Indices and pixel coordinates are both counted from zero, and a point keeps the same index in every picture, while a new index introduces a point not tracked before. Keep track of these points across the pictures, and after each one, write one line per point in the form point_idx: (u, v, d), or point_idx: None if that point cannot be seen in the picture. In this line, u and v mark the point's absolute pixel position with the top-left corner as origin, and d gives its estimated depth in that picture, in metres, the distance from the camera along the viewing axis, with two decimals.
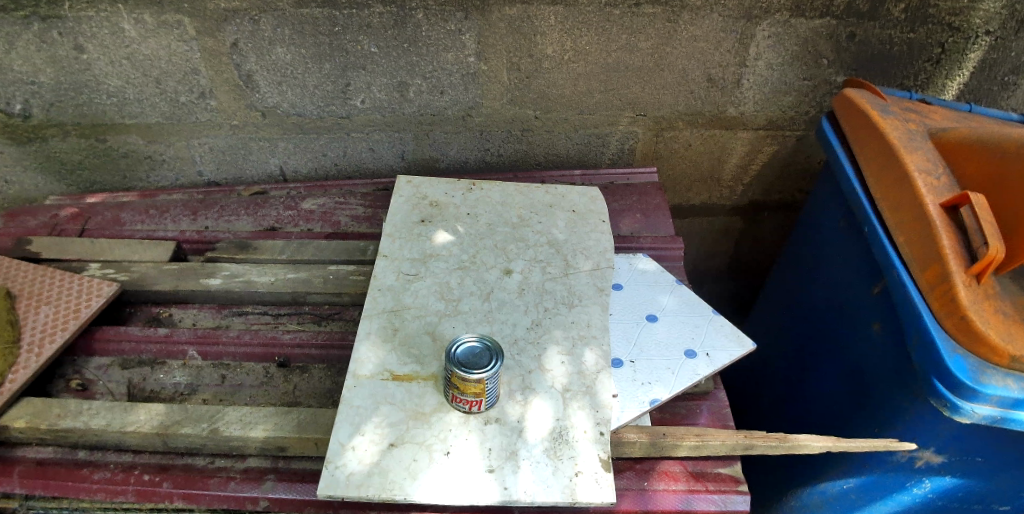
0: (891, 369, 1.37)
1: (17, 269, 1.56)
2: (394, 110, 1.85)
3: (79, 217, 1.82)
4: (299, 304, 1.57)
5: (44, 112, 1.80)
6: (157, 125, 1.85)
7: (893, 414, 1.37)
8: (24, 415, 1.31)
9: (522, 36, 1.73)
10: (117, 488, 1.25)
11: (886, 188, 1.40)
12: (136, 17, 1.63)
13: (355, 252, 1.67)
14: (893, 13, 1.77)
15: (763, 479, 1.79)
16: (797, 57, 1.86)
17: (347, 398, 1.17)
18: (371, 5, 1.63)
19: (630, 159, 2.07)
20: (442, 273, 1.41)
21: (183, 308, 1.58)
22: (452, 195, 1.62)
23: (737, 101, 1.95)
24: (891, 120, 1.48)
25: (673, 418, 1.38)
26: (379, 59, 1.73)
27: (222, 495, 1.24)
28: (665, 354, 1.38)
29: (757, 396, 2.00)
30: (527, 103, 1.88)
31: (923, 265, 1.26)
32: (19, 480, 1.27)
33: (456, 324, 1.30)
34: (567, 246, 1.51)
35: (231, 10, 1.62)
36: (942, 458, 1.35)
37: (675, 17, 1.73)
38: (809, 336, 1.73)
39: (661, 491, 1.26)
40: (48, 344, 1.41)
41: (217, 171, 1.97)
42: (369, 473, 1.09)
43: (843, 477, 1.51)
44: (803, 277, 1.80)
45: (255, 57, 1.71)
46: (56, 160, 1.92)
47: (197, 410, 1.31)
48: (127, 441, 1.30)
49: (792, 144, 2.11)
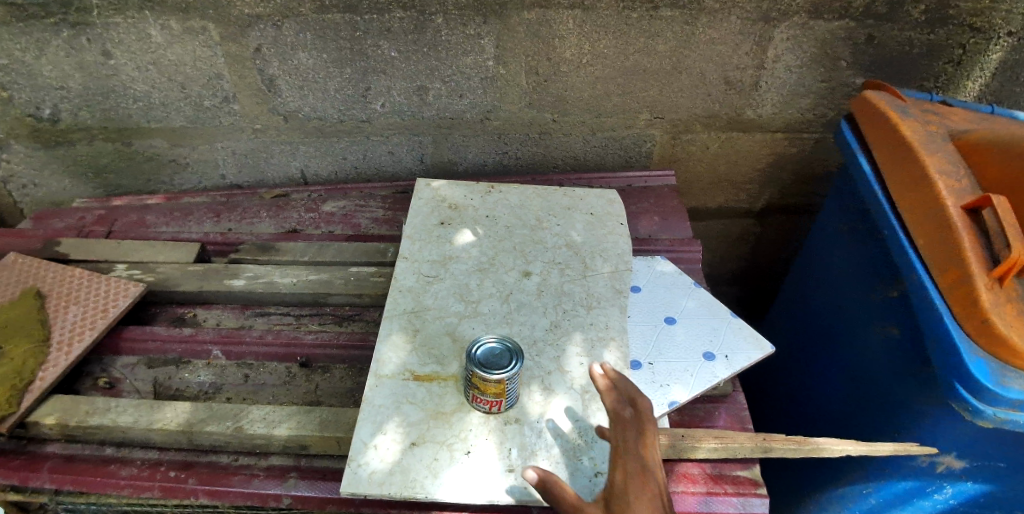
0: (910, 373, 1.37)
1: (46, 269, 1.60)
2: (414, 114, 1.87)
3: (105, 219, 1.87)
4: (320, 305, 1.60)
5: (72, 117, 1.85)
6: (182, 129, 1.88)
7: (914, 416, 1.37)
8: (53, 412, 1.35)
9: (540, 40, 1.74)
10: (144, 484, 1.27)
11: (906, 189, 1.40)
12: (162, 23, 1.66)
13: (375, 254, 1.70)
14: (913, 15, 1.76)
15: (781, 481, 1.79)
16: (816, 60, 1.85)
17: (369, 397, 1.19)
18: (392, 10, 1.65)
19: (648, 162, 2.07)
20: (461, 274, 1.43)
21: (207, 309, 1.61)
22: (470, 197, 1.64)
23: (755, 103, 1.95)
24: (911, 122, 1.48)
25: (692, 421, 1.38)
26: (398, 63, 1.76)
27: (245, 492, 1.26)
28: (684, 356, 1.39)
29: (772, 398, 1.99)
30: (545, 106, 1.89)
31: (944, 267, 1.25)
32: (49, 475, 1.30)
33: (475, 325, 1.32)
34: (585, 249, 1.52)
35: (255, 16, 1.65)
36: (964, 463, 1.34)
37: (693, 20, 1.73)
38: (825, 339, 1.73)
39: (680, 493, 1.26)
40: (76, 342, 1.44)
41: (239, 174, 2.00)
42: (391, 471, 1.10)
43: (863, 481, 1.50)
44: (818, 278, 1.79)
45: (277, 62, 1.74)
46: (83, 164, 1.96)
47: (222, 408, 1.34)
48: (153, 438, 1.33)
49: (811, 147, 2.10)
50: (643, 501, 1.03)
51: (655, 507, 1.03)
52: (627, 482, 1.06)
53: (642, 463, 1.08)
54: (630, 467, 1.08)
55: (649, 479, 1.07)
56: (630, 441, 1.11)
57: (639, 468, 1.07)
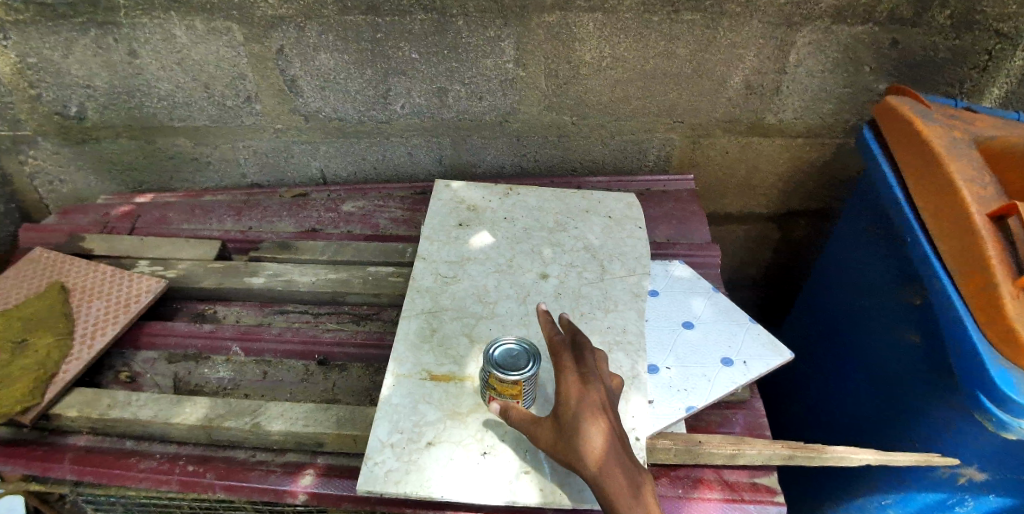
0: (933, 382, 1.35)
1: (71, 264, 1.63)
2: (433, 115, 1.88)
3: (128, 216, 1.89)
4: (338, 303, 1.61)
5: (98, 115, 1.88)
6: (204, 128, 1.91)
7: (937, 426, 1.35)
8: (75, 405, 1.37)
9: (560, 43, 1.74)
10: (163, 477, 1.29)
11: (929, 196, 1.38)
12: (188, 23, 1.69)
13: (393, 254, 1.71)
14: (938, 19, 1.74)
15: (799, 489, 1.77)
16: (838, 65, 1.84)
17: (386, 396, 1.20)
18: (413, 12, 1.67)
19: (667, 166, 2.06)
20: (478, 275, 1.43)
21: (227, 305, 1.63)
22: (488, 199, 1.64)
23: (776, 108, 1.93)
24: (936, 127, 1.45)
25: (708, 426, 1.37)
26: (419, 65, 1.77)
27: (262, 488, 1.27)
28: (701, 361, 1.38)
29: (790, 406, 1.98)
30: (564, 109, 1.89)
31: (967, 275, 1.24)
32: (70, 466, 1.32)
33: (492, 326, 1.32)
34: (603, 251, 1.52)
35: (279, 18, 1.67)
36: (986, 476, 1.31)
37: (714, 24, 1.72)
38: (845, 346, 1.71)
39: (696, 500, 1.26)
40: (99, 336, 1.47)
41: (259, 173, 2.02)
42: (406, 470, 1.11)
43: (882, 492, 1.49)
44: (838, 285, 1.77)
45: (299, 63, 1.76)
46: (108, 161, 1.99)
47: (240, 404, 1.35)
48: (173, 432, 1.34)
49: (832, 152, 2.08)
50: (588, 408, 1.06)
51: (597, 409, 1.07)
52: (578, 397, 1.07)
53: (582, 376, 1.10)
54: (568, 380, 1.09)
55: (588, 385, 1.09)
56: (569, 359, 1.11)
57: (576, 377, 1.09)
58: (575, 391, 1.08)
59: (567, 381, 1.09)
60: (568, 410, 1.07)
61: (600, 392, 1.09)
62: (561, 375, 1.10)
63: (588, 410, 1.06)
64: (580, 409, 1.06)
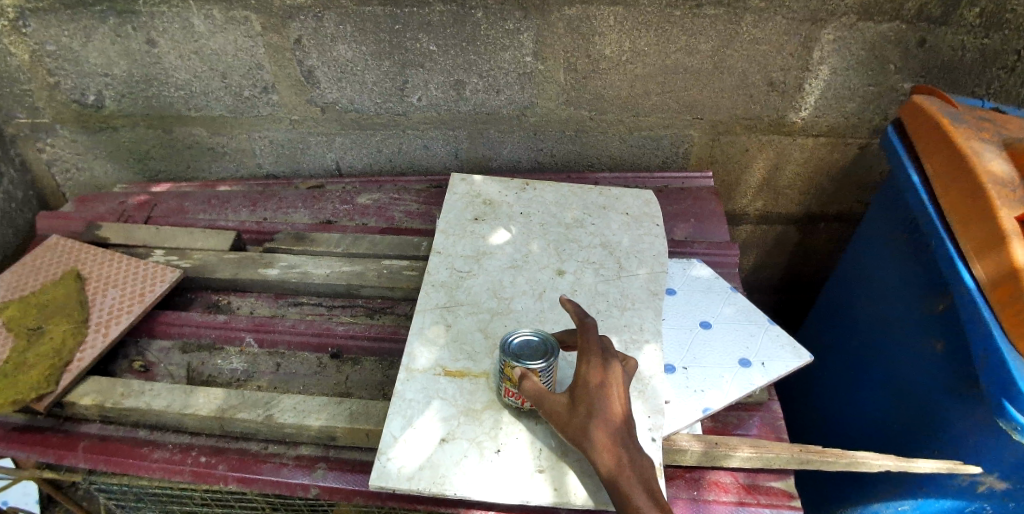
0: (952, 388, 1.33)
1: (88, 251, 1.64)
2: (450, 108, 1.87)
3: (145, 204, 1.90)
4: (353, 296, 1.61)
5: (116, 103, 1.88)
6: (221, 118, 1.91)
7: (959, 437, 1.33)
8: (90, 393, 1.37)
9: (581, 36, 1.72)
10: (175, 468, 1.29)
11: (957, 201, 1.34)
12: (206, 13, 1.68)
13: (408, 248, 1.69)
14: (968, 18, 1.70)
15: (814, 493, 1.75)
16: (863, 63, 1.80)
17: (399, 390, 1.19)
18: (432, 3, 1.65)
19: (685, 163, 2.04)
20: (495, 271, 1.42)
21: (241, 297, 1.63)
22: (505, 193, 1.62)
23: (798, 106, 1.90)
24: (963, 129, 1.41)
25: (725, 428, 1.35)
26: (437, 57, 1.75)
27: (274, 480, 1.27)
28: (719, 361, 1.36)
29: (804, 409, 1.95)
30: (582, 103, 1.87)
31: (995, 282, 1.21)
32: (84, 454, 1.32)
33: (507, 323, 1.31)
34: (621, 249, 1.50)
35: (297, 7, 1.66)
36: (1005, 485, 1.29)
37: (737, 19, 1.69)
38: (858, 350, 1.70)
39: (712, 502, 1.24)
40: (114, 324, 1.47)
41: (275, 163, 2.01)
42: (420, 467, 1.10)
43: (898, 498, 1.47)
44: (852, 287, 1.77)
45: (316, 54, 1.75)
46: (125, 149, 1.99)
47: (253, 396, 1.35)
48: (186, 423, 1.34)
49: (854, 152, 2.04)
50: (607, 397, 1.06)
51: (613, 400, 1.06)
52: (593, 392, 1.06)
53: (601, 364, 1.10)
54: (592, 361, 1.09)
55: (608, 371, 1.09)
56: (591, 339, 1.11)
57: (599, 361, 1.10)
58: (595, 374, 1.09)
59: (588, 364, 1.09)
60: (586, 394, 1.07)
61: (620, 380, 1.10)
62: (585, 358, 1.10)
63: (608, 397, 1.07)
64: (597, 397, 1.07)
